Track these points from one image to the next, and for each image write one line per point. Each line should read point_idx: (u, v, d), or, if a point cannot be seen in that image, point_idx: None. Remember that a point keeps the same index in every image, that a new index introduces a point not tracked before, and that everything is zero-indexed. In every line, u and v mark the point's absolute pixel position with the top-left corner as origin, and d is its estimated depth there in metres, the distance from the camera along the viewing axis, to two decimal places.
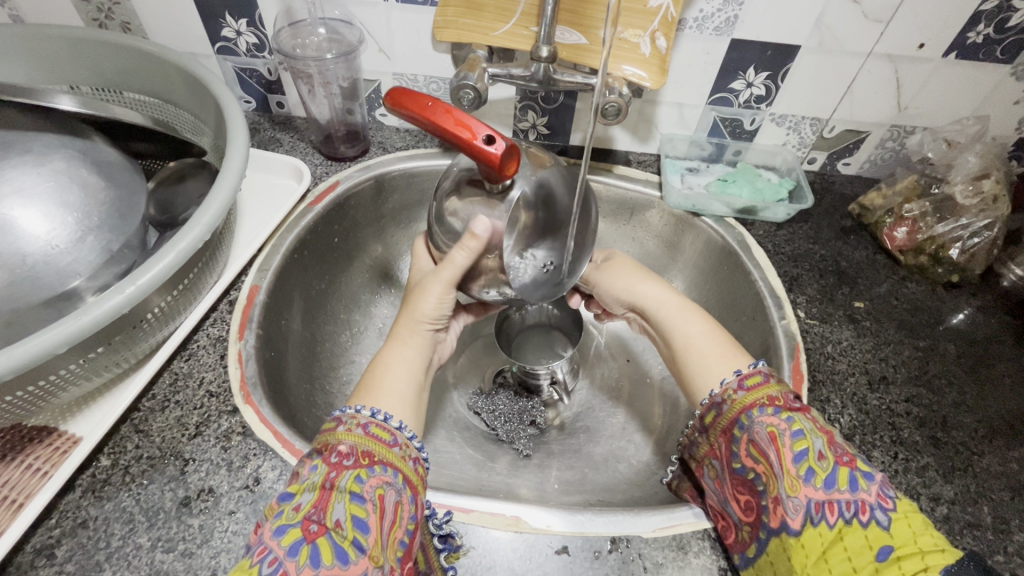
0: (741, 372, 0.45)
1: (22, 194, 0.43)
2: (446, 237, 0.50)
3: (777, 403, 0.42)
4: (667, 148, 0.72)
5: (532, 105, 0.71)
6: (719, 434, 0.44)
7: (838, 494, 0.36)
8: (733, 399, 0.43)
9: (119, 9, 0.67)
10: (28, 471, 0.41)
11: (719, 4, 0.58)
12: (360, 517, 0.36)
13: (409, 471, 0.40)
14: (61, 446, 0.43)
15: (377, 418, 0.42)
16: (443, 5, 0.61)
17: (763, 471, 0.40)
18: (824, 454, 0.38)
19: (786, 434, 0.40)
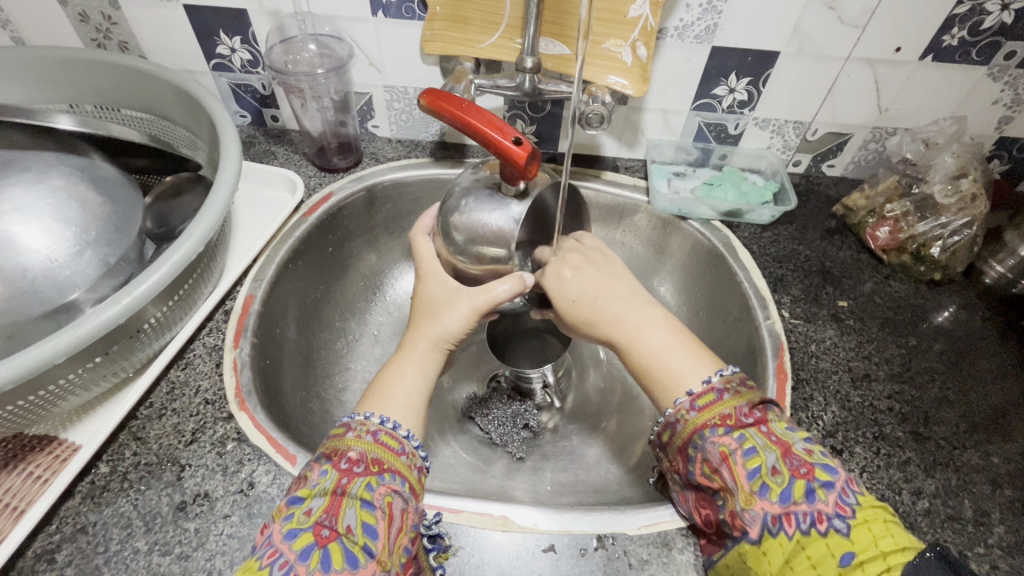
0: (692, 391, 0.44)
1: (23, 211, 0.45)
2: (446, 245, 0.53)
3: (728, 422, 0.41)
4: (654, 153, 0.73)
5: (520, 114, 0.73)
6: (677, 453, 0.44)
7: (795, 506, 0.37)
8: (684, 420, 0.43)
9: (116, 29, 0.69)
10: (29, 478, 0.43)
11: (699, 14, 0.60)
12: (370, 524, 0.37)
13: (414, 480, 0.41)
14: (60, 455, 0.44)
15: (387, 425, 0.42)
16: (430, 19, 0.63)
17: (720, 488, 0.40)
18: (778, 468, 0.38)
19: (737, 452, 0.40)
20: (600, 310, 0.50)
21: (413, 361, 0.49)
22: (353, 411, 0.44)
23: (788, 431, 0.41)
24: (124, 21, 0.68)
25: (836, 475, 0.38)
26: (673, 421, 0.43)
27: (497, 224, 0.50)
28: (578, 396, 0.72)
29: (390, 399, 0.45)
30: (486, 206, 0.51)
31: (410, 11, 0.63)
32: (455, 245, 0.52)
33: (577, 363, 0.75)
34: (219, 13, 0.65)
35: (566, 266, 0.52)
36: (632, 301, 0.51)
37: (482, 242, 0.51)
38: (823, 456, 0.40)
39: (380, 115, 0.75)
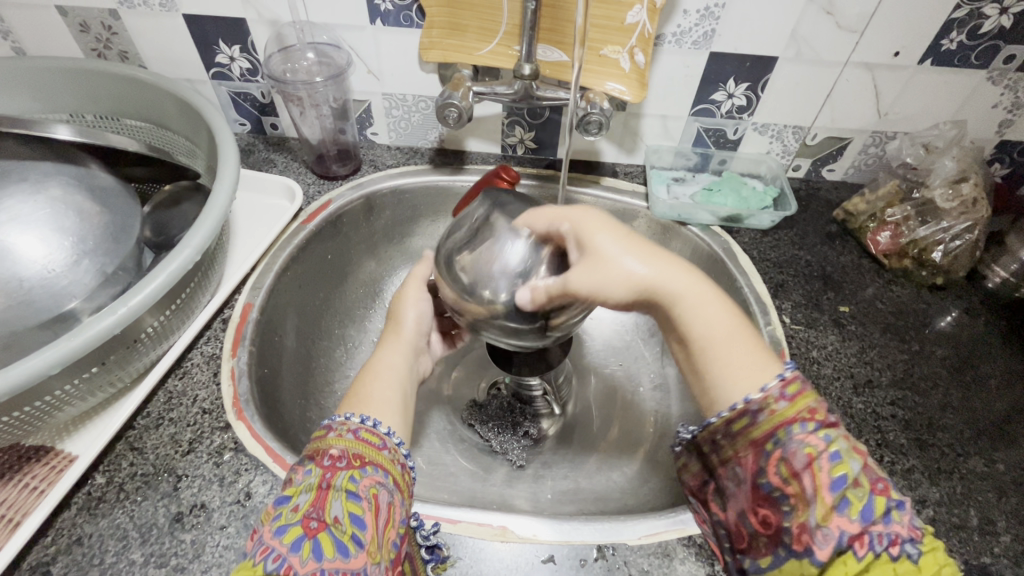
0: (782, 375, 0.40)
1: (21, 221, 0.45)
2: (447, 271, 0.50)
3: (818, 420, 0.38)
4: (653, 159, 0.74)
5: (519, 120, 0.73)
6: (748, 444, 0.40)
7: (875, 527, 0.35)
8: (770, 410, 0.39)
9: (117, 39, 0.70)
10: (26, 490, 0.42)
11: (696, 20, 0.60)
12: (357, 514, 0.37)
13: (398, 475, 0.41)
14: (57, 465, 0.44)
15: (367, 423, 0.42)
16: (428, 27, 0.63)
17: (794, 492, 0.37)
18: (861, 481, 0.36)
19: (824, 456, 0.36)
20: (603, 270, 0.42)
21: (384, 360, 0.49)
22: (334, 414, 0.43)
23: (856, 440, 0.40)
24: (125, 31, 0.68)
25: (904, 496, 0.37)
26: (756, 410, 0.39)
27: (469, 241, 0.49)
28: (579, 403, 0.72)
29: (367, 402, 0.44)
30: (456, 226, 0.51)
31: (408, 19, 0.63)
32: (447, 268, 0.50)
33: (577, 369, 0.75)
34: (218, 22, 0.66)
35: (597, 222, 0.44)
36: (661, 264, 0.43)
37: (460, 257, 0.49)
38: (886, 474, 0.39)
39: (378, 123, 0.75)
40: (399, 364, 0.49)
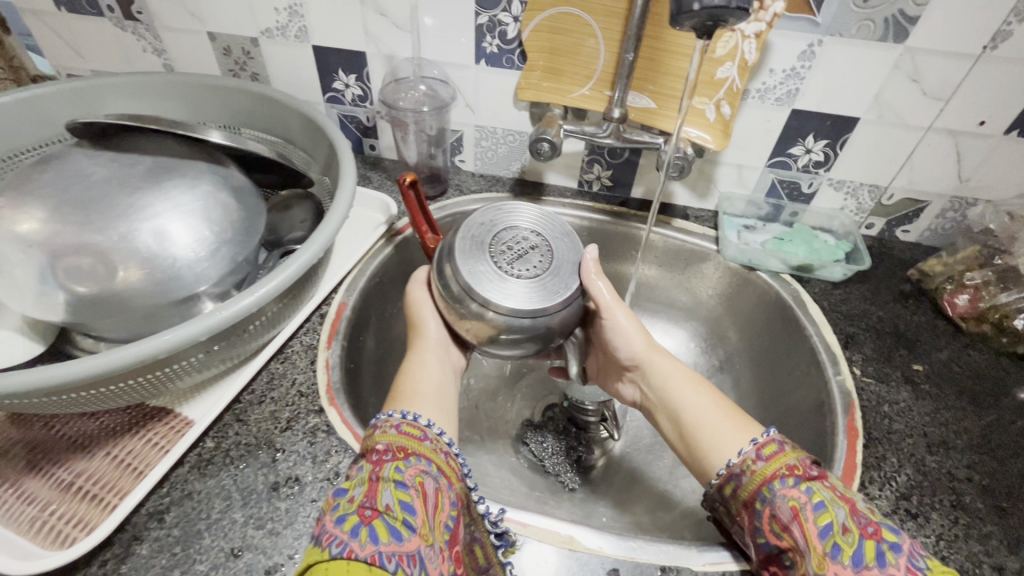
0: (757, 440, 0.46)
1: (179, 208, 0.51)
2: (489, 248, 0.50)
3: (796, 473, 0.43)
4: (725, 205, 0.77)
5: (598, 158, 0.78)
6: (741, 507, 0.45)
7: (867, 570, 0.37)
8: (753, 471, 0.44)
9: (251, 63, 0.80)
10: (149, 444, 0.48)
11: (782, 78, 0.63)
12: (407, 501, 0.39)
13: (441, 463, 0.44)
14: (175, 426, 0.49)
15: (408, 417, 0.46)
16: (528, 70, 0.69)
17: (789, 547, 0.41)
18: (848, 527, 0.39)
19: (808, 507, 0.40)
20: (615, 313, 0.55)
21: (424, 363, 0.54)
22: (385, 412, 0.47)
23: (850, 490, 0.42)
24: (260, 56, 0.79)
25: (899, 538, 0.39)
26: (739, 472, 0.45)
27: (528, 238, 0.51)
28: (634, 435, 0.73)
29: (417, 401, 0.49)
30: (524, 221, 0.52)
31: (510, 62, 0.70)
32: (488, 246, 0.50)
33: None
34: (342, 54, 0.75)
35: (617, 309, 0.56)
36: (658, 347, 0.58)
37: (512, 242, 0.51)
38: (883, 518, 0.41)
39: (468, 151, 0.82)
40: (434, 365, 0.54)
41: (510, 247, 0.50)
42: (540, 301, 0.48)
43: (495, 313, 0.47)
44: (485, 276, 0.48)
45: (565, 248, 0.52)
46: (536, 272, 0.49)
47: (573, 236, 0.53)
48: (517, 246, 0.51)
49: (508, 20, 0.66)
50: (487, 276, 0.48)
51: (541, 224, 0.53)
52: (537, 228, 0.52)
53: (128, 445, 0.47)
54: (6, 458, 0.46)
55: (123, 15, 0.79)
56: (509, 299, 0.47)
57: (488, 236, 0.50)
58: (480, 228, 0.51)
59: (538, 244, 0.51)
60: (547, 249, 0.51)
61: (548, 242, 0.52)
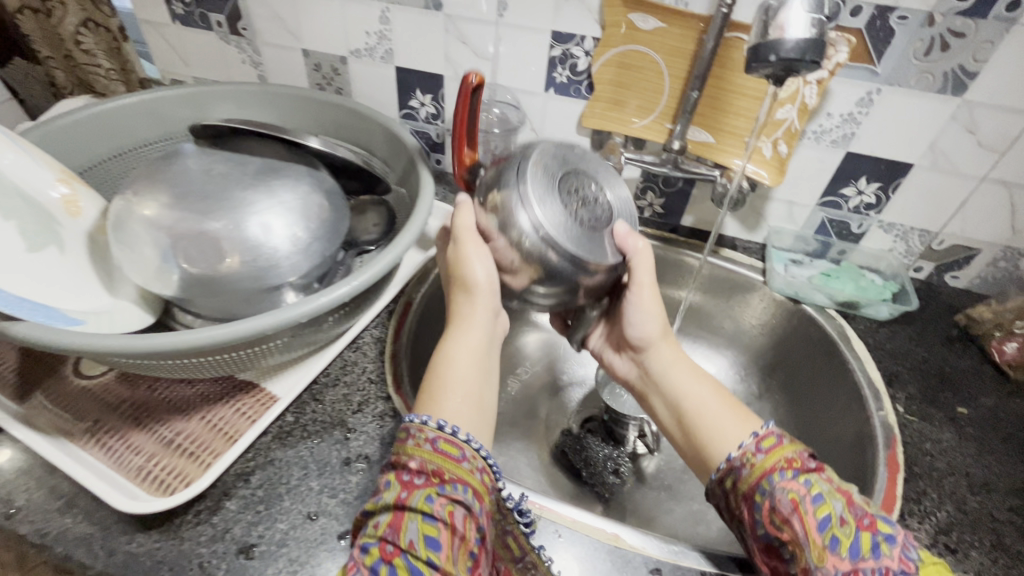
0: (757, 433, 0.47)
1: (282, 206, 0.57)
2: (556, 181, 0.49)
3: (795, 466, 0.43)
4: (774, 239, 0.79)
5: (652, 186, 0.82)
6: (740, 499, 0.45)
7: (863, 562, 0.38)
8: (751, 463, 0.45)
9: (337, 79, 0.88)
10: (238, 413, 0.53)
11: (838, 122, 0.66)
12: (432, 536, 0.39)
13: (476, 484, 0.43)
14: (261, 399, 0.54)
15: (446, 431, 0.44)
16: (593, 100, 0.75)
17: (788, 540, 0.41)
18: (846, 519, 0.40)
19: (806, 500, 0.41)
20: (646, 288, 0.54)
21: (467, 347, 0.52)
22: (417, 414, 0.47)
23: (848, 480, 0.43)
24: (346, 73, 0.86)
25: (894, 528, 0.39)
26: (740, 465, 0.45)
27: (592, 186, 0.52)
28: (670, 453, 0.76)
29: (466, 397, 0.49)
30: (592, 171, 0.53)
31: (577, 91, 0.75)
32: (557, 179, 0.49)
33: None
34: (422, 75, 0.82)
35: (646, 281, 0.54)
36: (670, 336, 0.57)
37: (578, 185, 0.51)
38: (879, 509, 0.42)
39: None
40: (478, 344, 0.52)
41: (576, 190, 0.50)
42: (582, 247, 0.48)
43: (538, 240, 0.47)
44: (545, 201, 0.48)
45: (620, 209, 0.53)
46: (589, 221, 0.50)
47: (632, 211, 0.54)
48: (583, 192, 0.51)
49: (580, 54, 0.72)
50: (550, 204, 0.48)
51: (607, 184, 0.53)
52: (602, 181, 0.53)
53: (220, 412, 0.53)
54: (116, 414, 0.52)
55: (229, 31, 0.88)
56: (558, 233, 0.47)
57: (559, 169, 0.50)
58: (553, 159, 0.50)
59: (600, 196, 0.52)
60: (607, 210, 0.52)
61: (611, 204, 0.52)
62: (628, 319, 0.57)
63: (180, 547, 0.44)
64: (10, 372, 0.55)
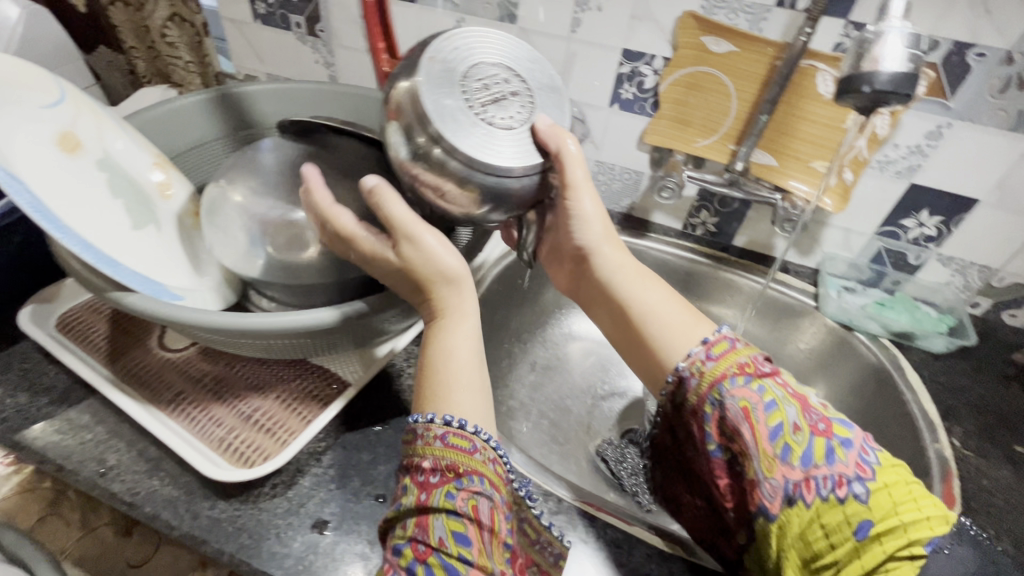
0: (709, 339, 0.51)
1: None
2: (455, 82, 0.43)
3: (746, 371, 0.48)
4: (827, 265, 0.79)
5: (707, 206, 0.83)
6: (695, 406, 0.50)
7: (815, 469, 0.43)
8: (702, 373, 0.49)
9: None
10: (311, 395, 0.56)
11: (904, 153, 0.67)
12: (459, 532, 0.40)
13: (491, 474, 0.44)
14: (333, 384, 0.57)
15: (454, 426, 0.44)
16: (657, 118, 0.76)
17: (743, 447, 0.46)
18: (798, 425, 0.44)
19: (760, 408, 0.45)
20: (581, 198, 0.53)
21: (455, 336, 0.49)
22: (420, 413, 0.46)
23: (801, 386, 0.48)
24: None
25: (851, 434, 0.45)
26: (691, 373, 0.50)
27: (498, 76, 0.45)
28: None
29: (484, 388, 0.48)
30: (482, 50, 0.46)
31: (641, 108, 0.77)
32: (439, 74, 0.43)
33: None
34: None
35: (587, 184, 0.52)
36: (612, 237, 0.58)
37: (486, 80, 0.44)
38: (835, 412, 0.47)
39: None
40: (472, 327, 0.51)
41: (489, 86, 0.44)
42: (505, 157, 0.43)
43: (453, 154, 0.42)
44: (442, 107, 0.42)
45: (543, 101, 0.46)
46: (506, 123, 0.44)
47: (564, 107, 0.48)
48: (497, 89, 0.44)
49: (648, 72, 0.74)
50: (456, 113, 0.42)
51: (520, 67, 0.46)
52: (512, 69, 0.46)
53: (293, 392, 0.56)
54: (198, 387, 0.55)
55: (307, 32, 0.92)
56: (474, 143, 0.42)
57: (461, 65, 0.44)
58: (455, 54, 0.44)
59: (511, 87, 0.45)
60: (530, 102, 0.45)
61: (535, 100, 0.46)
62: (567, 229, 0.57)
63: (257, 517, 0.47)
64: (101, 339, 0.58)
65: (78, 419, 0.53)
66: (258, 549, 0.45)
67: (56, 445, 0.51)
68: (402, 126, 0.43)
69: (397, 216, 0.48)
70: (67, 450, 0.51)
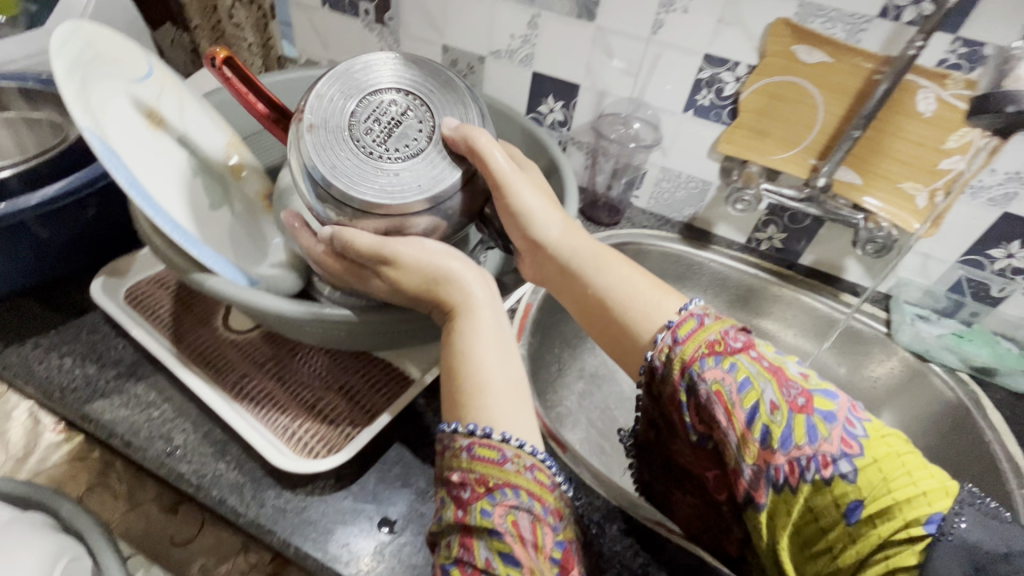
0: (676, 322, 0.49)
1: None
2: (346, 137, 0.47)
3: (717, 351, 0.46)
4: (901, 291, 0.76)
5: (776, 220, 0.80)
6: (674, 401, 0.49)
7: (797, 452, 0.40)
8: (674, 359, 0.47)
9: (471, 76, 0.89)
10: (374, 389, 0.54)
11: (1002, 179, 0.63)
12: (504, 551, 0.37)
13: (528, 484, 0.40)
14: (399, 380, 0.55)
15: (481, 435, 0.41)
16: (733, 127, 0.74)
17: (720, 435, 0.45)
18: (776, 405, 0.42)
19: (733, 391, 0.44)
20: (516, 192, 0.51)
21: (478, 332, 0.47)
22: (447, 422, 0.44)
23: (779, 357, 0.46)
24: (482, 72, 0.88)
25: (835, 406, 0.42)
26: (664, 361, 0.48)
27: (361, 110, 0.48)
28: None
29: (519, 387, 0.46)
30: (339, 85, 0.49)
31: (717, 116, 0.75)
32: (338, 131, 0.47)
33: None
34: (558, 83, 0.83)
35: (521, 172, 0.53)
36: (566, 222, 0.56)
37: (361, 122, 0.48)
38: (817, 382, 0.44)
39: (645, 188, 0.86)
40: (500, 327, 0.49)
41: (379, 122, 0.48)
42: (434, 189, 0.47)
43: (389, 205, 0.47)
44: (368, 162, 0.47)
45: (420, 115, 0.49)
46: (418, 153, 0.48)
47: (469, 107, 0.51)
48: (389, 119, 0.48)
49: (729, 79, 0.71)
50: (370, 173, 0.46)
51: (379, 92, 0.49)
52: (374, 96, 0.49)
53: (357, 383, 0.55)
54: (263, 371, 0.55)
55: (375, 20, 0.91)
56: (406, 190, 0.46)
57: (341, 118, 0.47)
58: (325, 108, 0.47)
59: (376, 118, 0.48)
60: (427, 119, 0.49)
61: (433, 115, 0.50)
62: (511, 229, 0.55)
63: (323, 510, 0.47)
64: (164, 313, 0.58)
65: (145, 395, 0.54)
66: (325, 542, 0.45)
67: (125, 420, 0.51)
68: (307, 178, 0.47)
69: (369, 247, 0.46)
70: (135, 426, 0.51)
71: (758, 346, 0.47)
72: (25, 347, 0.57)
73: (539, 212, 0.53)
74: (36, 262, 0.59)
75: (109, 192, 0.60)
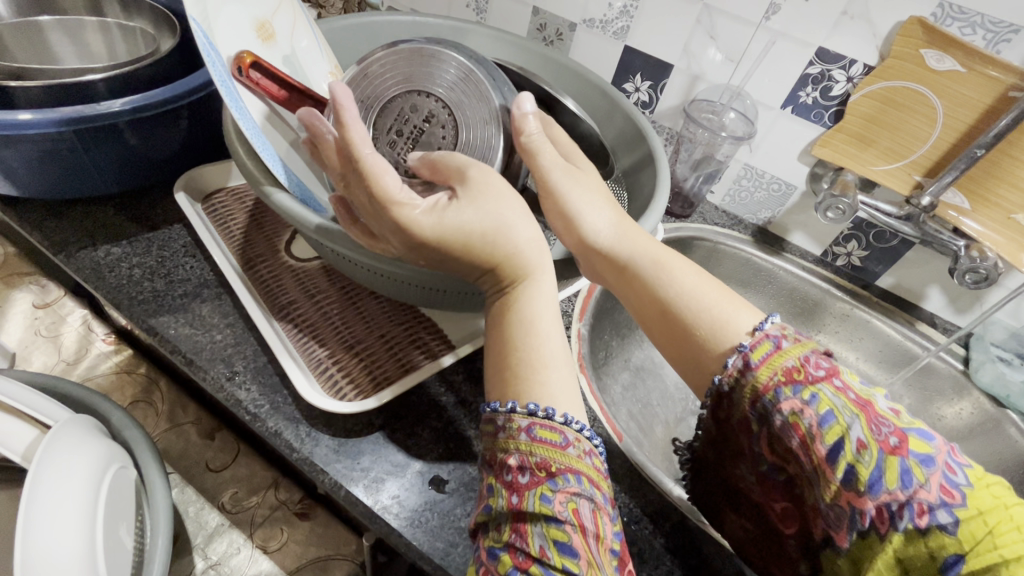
0: (747, 344, 0.42)
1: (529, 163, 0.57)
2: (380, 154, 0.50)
3: (796, 379, 0.39)
4: (985, 329, 0.71)
5: (858, 236, 0.75)
6: (742, 425, 0.43)
7: (888, 498, 0.34)
8: (744, 383, 0.41)
9: (558, 43, 0.86)
10: (415, 348, 0.53)
11: None
12: (562, 541, 0.34)
13: (587, 470, 0.38)
14: (437, 344, 0.53)
15: (541, 416, 0.38)
16: (835, 129, 0.69)
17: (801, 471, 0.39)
18: (866, 444, 0.35)
19: (813, 424, 0.37)
20: (563, 193, 0.46)
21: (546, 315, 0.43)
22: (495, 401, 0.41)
23: (865, 388, 0.38)
24: (570, 40, 0.84)
25: (932, 449, 0.35)
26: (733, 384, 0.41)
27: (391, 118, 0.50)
28: None
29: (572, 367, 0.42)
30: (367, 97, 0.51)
31: (818, 116, 0.70)
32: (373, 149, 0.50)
33: None
34: (649, 61, 0.79)
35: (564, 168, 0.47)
36: (624, 220, 0.49)
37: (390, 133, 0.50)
38: (911, 420, 0.37)
39: (723, 184, 0.82)
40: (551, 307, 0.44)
41: (402, 131, 0.50)
42: None
43: None
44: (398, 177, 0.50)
45: (443, 113, 0.49)
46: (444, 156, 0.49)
47: (486, 90, 0.49)
48: (410, 128, 0.50)
49: (840, 78, 0.66)
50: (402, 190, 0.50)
51: (404, 95, 0.50)
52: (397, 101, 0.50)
53: (398, 336, 0.53)
54: (312, 305, 0.54)
55: None
56: None
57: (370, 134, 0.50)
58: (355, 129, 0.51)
59: (402, 126, 0.50)
60: (448, 120, 0.49)
61: (452, 110, 0.49)
62: (563, 233, 0.49)
63: (376, 458, 0.47)
64: (238, 236, 0.58)
65: (209, 317, 0.54)
66: (376, 491, 0.45)
67: (188, 338, 0.52)
68: None
69: (456, 166, 0.43)
70: (198, 346, 0.51)
71: (844, 372, 0.39)
72: (97, 253, 0.58)
73: (592, 214, 0.47)
74: (118, 171, 0.59)
75: (197, 109, 0.59)
